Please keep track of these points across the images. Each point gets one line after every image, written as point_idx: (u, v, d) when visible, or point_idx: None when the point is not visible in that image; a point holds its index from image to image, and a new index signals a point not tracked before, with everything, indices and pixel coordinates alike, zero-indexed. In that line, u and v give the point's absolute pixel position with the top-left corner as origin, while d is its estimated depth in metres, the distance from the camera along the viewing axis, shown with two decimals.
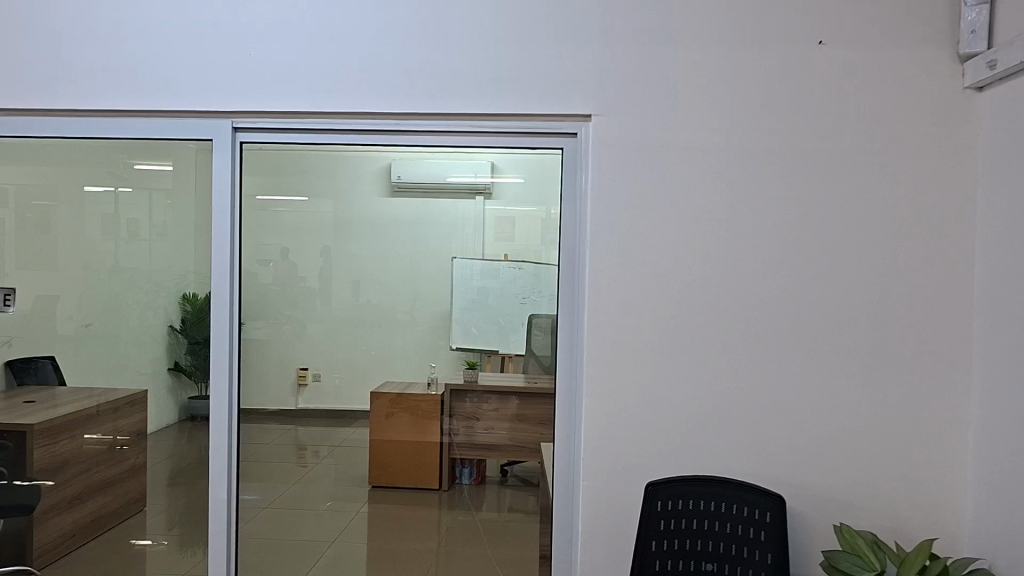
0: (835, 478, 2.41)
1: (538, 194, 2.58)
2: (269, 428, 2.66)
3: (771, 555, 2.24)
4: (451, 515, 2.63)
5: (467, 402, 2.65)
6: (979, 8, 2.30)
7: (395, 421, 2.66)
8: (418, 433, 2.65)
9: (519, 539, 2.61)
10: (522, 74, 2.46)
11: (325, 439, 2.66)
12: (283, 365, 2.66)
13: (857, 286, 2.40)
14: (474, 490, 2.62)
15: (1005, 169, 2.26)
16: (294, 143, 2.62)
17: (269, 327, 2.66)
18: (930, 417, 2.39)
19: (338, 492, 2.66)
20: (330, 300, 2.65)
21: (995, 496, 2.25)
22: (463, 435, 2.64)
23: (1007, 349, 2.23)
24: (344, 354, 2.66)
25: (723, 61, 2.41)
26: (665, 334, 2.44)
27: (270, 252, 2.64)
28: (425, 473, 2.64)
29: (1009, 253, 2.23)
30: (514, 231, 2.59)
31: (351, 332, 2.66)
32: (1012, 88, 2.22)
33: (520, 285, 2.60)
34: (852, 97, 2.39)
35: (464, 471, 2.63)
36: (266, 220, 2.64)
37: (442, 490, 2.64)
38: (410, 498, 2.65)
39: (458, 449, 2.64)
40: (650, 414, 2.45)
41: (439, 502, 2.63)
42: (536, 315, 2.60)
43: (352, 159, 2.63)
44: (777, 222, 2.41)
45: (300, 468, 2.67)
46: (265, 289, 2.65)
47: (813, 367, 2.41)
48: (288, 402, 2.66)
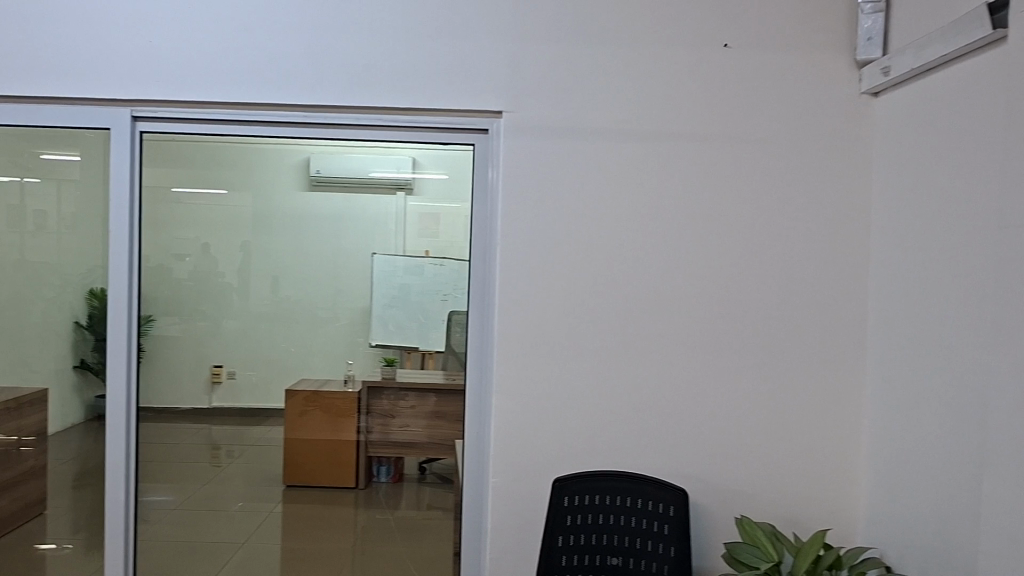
0: (741, 472, 2.47)
1: (458, 190, 2.56)
2: (181, 427, 2.59)
3: (673, 548, 2.25)
4: (367, 513, 2.61)
5: (384, 400, 2.61)
6: (876, 16, 2.36)
7: (308, 420, 2.60)
8: (333, 431, 2.60)
9: (435, 538, 2.60)
10: (432, 69, 2.45)
11: (238, 438, 2.60)
12: (196, 363, 2.59)
13: (762, 286, 2.46)
14: (391, 489, 2.60)
15: (898, 173, 2.34)
16: (205, 135, 2.54)
17: (183, 324, 2.58)
18: (830, 411, 2.47)
19: (249, 493, 2.61)
20: (248, 296, 2.59)
21: (886, 488, 2.35)
22: (378, 433, 2.61)
23: (899, 348, 2.31)
24: (259, 352, 2.59)
25: (633, 61, 2.44)
26: (575, 331, 2.46)
27: (187, 246, 2.56)
28: (341, 471, 2.60)
29: (901, 253, 2.31)
30: (439, 228, 2.56)
31: (268, 331, 2.59)
32: (905, 93, 2.30)
33: (443, 282, 2.56)
34: (757, 100, 2.45)
35: (382, 469, 2.60)
36: (180, 213, 2.56)
37: (359, 488, 2.60)
38: (325, 497, 2.61)
39: (374, 448, 2.60)
40: (559, 410, 2.47)
41: (356, 501, 2.60)
42: (456, 311, 2.57)
43: (269, 151, 2.56)
44: (685, 221, 2.45)
45: (212, 468, 2.60)
46: (181, 285, 2.57)
47: (718, 364, 2.46)
48: (203, 401, 2.59)
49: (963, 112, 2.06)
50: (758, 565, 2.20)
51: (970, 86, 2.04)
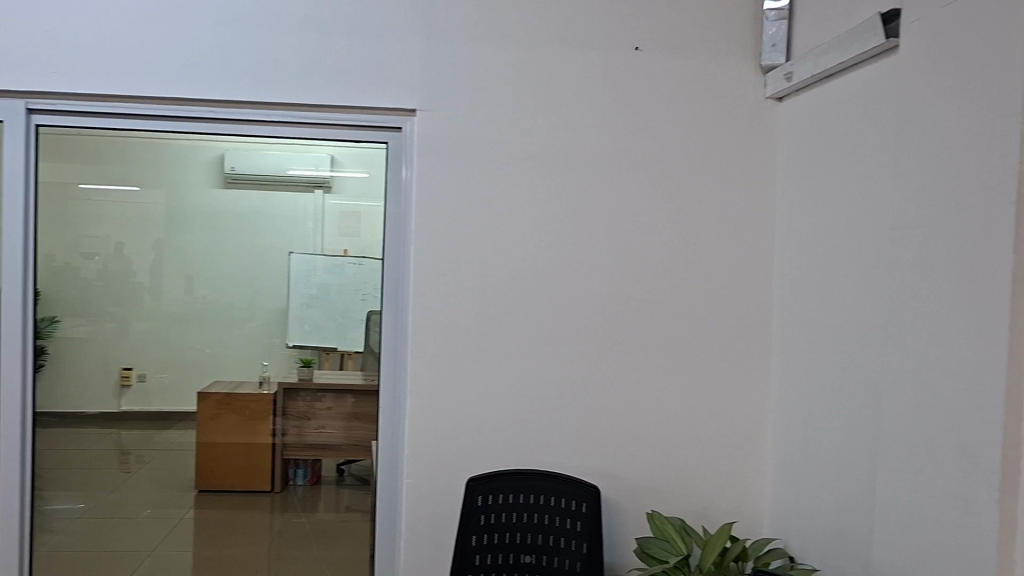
0: (651, 467, 2.51)
1: (378, 189, 2.53)
2: (87, 432, 2.48)
3: (586, 544, 2.28)
4: (283, 517, 2.56)
5: (300, 401, 2.56)
6: (779, 23, 2.44)
7: (221, 422, 2.54)
8: (246, 434, 2.54)
9: (352, 540, 2.57)
10: (343, 66, 2.42)
11: (148, 442, 2.51)
12: (104, 365, 2.49)
13: (672, 284, 2.51)
14: (309, 492, 2.55)
15: (800, 176, 2.42)
16: (112, 130, 2.46)
17: (91, 326, 2.48)
18: (737, 407, 2.54)
19: (158, 499, 2.53)
20: (160, 296, 2.50)
21: (790, 481, 2.42)
22: (294, 436, 2.56)
23: (802, 345, 2.39)
24: (171, 354, 2.51)
25: (547, 62, 2.45)
26: (488, 330, 2.46)
27: (97, 244, 2.47)
28: (256, 475, 2.55)
29: (803, 252, 2.39)
30: (360, 226, 2.53)
31: (180, 332, 2.51)
32: (807, 99, 2.38)
33: (363, 281, 2.53)
34: (666, 103, 2.50)
35: (299, 472, 2.55)
36: (88, 211, 2.46)
37: (275, 492, 2.55)
38: (237, 502, 2.55)
39: (290, 450, 2.55)
40: (473, 409, 2.47)
41: (271, 504, 2.55)
42: (374, 311, 2.53)
43: (182, 146, 2.49)
44: (598, 222, 2.48)
45: (122, 474, 2.51)
46: (89, 285, 2.47)
47: (629, 361, 2.50)
48: (110, 405, 2.49)
49: (861, 117, 2.14)
50: (667, 559, 2.25)
51: (866, 93, 2.12)
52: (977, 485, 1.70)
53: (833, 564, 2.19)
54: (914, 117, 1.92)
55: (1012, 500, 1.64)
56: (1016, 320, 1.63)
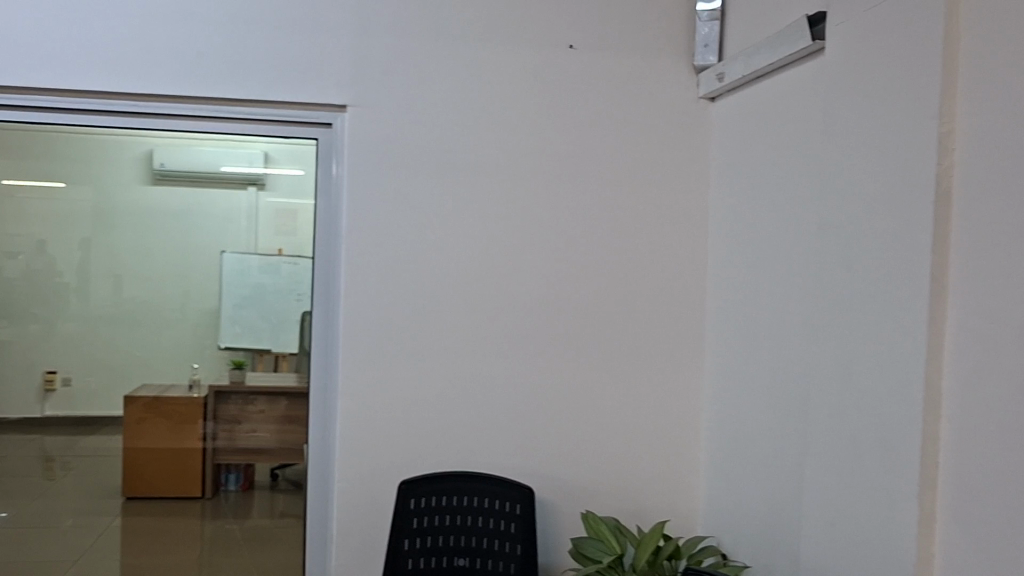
0: (585, 467, 2.50)
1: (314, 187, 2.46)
2: (9, 438, 2.38)
3: (520, 546, 2.25)
4: (214, 524, 2.48)
5: (232, 405, 2.48)
6: (711, 24, 2.46)
7: (148, 427, 2.44)
8: (175, 438, 2.45)
9: (287, 547, 2.50)
10: (271, 60, 2.35)
11: (72, 448, 2.41)
12: (26, 368, 2.37)
13: (606, 283, 2.50)
14: (241, 497, 2.48)
15: (731, 176, 2.44)
16: (32, 123, 2.35)
17: (13, 328, 2.37)
18: (671, 405, 2.55)
19: (82, 507, 2.43)
20: (87, 296, 2.39)
21: (722, 479, 2.44)
22: (225, 440, 2.48)
23: (733, 344, 2.41)
24: (97, 357, 2.40)
25: (481, 58, 2.43)
26: (421, 330, 2.42)
27: (21, 242, 2.36)
28: (186, 481, 2.46)
29: (735, 252, 2.41)
30: (297, 224, 2.46)
31: (106, 334, 2.41)
32: (738, 99, 2.40)
33: (299, 281, 2.47)
34: (600, 102, 2.49)
35: (231, 477, 2.48)
36: (8, 208, 2.36)
37: (205, 498, 2.47)
38: (165, 509, 2.45)
39: (222, 455, 2.48)
40: (406, 411, 2.42)
41: (202, 511, 2.47)
42: (309, 312, 2.47)
43: (108, 141, 2.39)
44: (533, 221, 2.46)
45: (45, 481, 2.41)
46: (11, 285, 2.37)
47: (564, 361, 2.49)
48: (33, 411, 2.38)
49: (788, 118, 2.17)
50: (601, 559, 2.25)
51: (795, 93, 2.15)
52: (899, 480, 1.73)
53: (764, 560, 2.22)
54: (841, 119, 1.95)
55: (932, 495, 1.68)
56: (935, 318, 1.67)
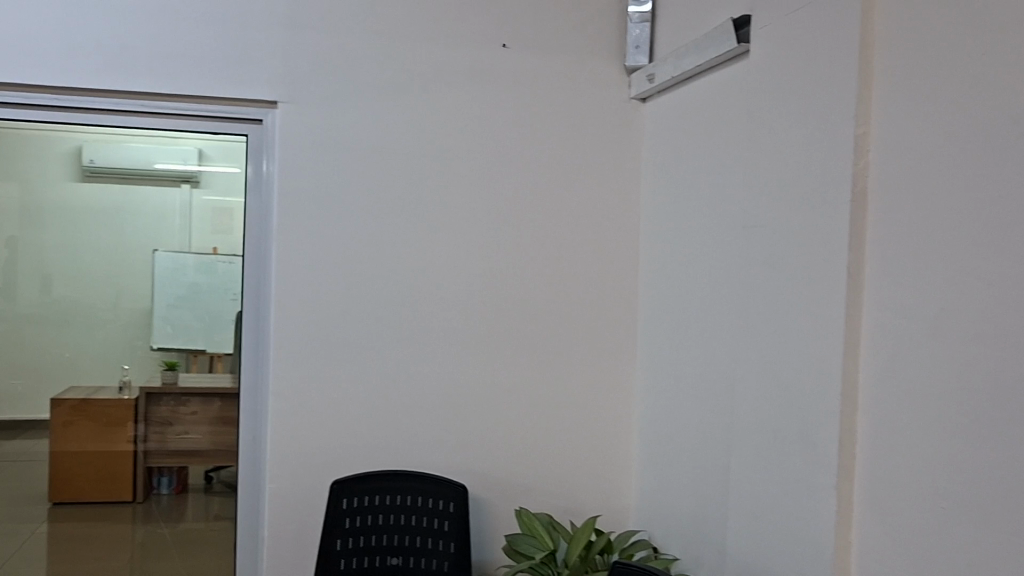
0: (519, 463, 2.52)
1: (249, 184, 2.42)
2: None
3: (453, 544, 2.27)
4: (146, 528, 2.42)
5: (163, 407, 2.42)
6: (643, 25, 2.50)
7: (76, 430, 2.37)
8: (105, 441, 2.39)
9: (221, 549, 2.46)
10: (199, 54, 2.31)
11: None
12: None
13: (540, 281, 2.52)
14: (174, 500, 2.42)
15: (661, 176, 2.48)
16: None
17: None
18: (604, 401, 2.58)
19: (5, 514, 2.35)
20: (12, 296, 2.32)
21: (653, 474, 2.49)
22: (158, 443, 2.42)
23: (663, 340, 2.45)
24: (22, 358, 2.34)
25: (414, 56, 2.42)
26: (354, 328, 2.41)
27: None
28: (117, 485, 2.39)
29: (665, 250, 2.45)
30: (234, 223, 2.42)
31: (32, 335, 2.34)
32: (668, 100, 2.44)
33: (235, 281, 2.43)
34: (534, 102, 2.51)
35: (163, 481, 2.42)
36: None
37: (137, 502, 2.41)
38: (94, 513, 2.39)
39: (154, 458, 2.42)
40: (339, 410, 2.41)
41: (133, 515, 2.41)
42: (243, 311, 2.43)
43: (34, 137, 2.32)
44: (467, 220, 2.47)
45: None
46: None
47: (498, 358, 2.50)
48: None
49: (715, 120, 2.22)
50: (534, 554, 2.26)
51: (721, 94, 2.20)
52: (819, 471, 1.78)
53: (693, 553, 2.26)
54: (765, 120, 2.00)
55: (848, 485, 1.74)
56: (852, 313, 1.73)
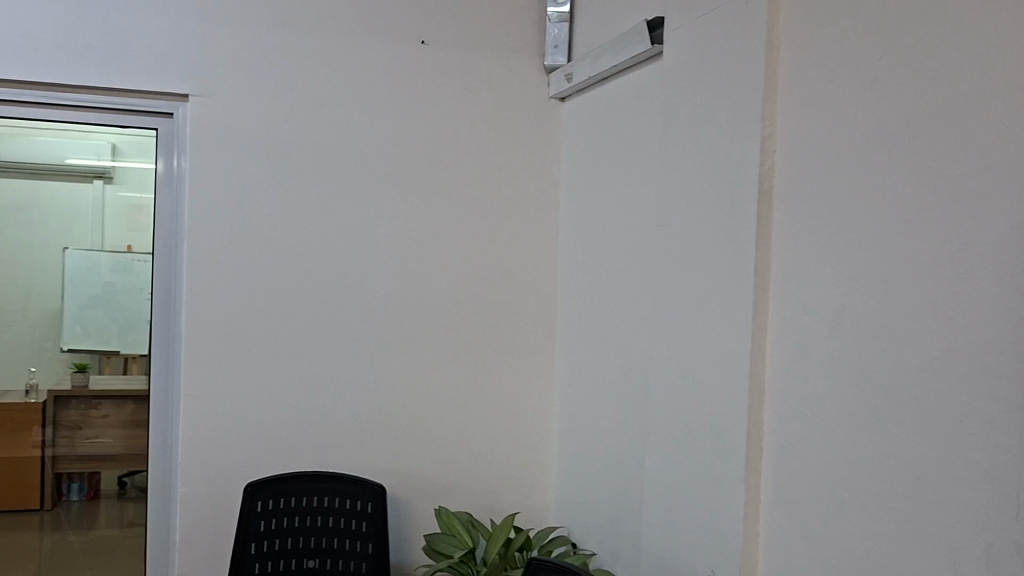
0: (440, 462, 2.51)
1: (164, 179, 2.34)
2: None
3: (372, 545, 2.25)
4: (55, 537, 2.32)
5: (73, 410, 2.33)
6: (561, 25, 2.52)
7: None
8: (10, 447, 2.27)
9: (135, 557, 2.37)
10: (106, 45, 2.23)
11: None
12: None
13: (460, 279, 2.52)
14: (85, 507, 2.33)
15: (579, 175, 2.51)
16: None
17: None
18: (524, 399, 2.59)
19: None
20: None
21: (571, 471, 2.51)
22: (66, 447, 2.32)
23: (581, 338, 2.48)
24: None
25: (331, 52, 2.39)
26: (270, 327, 2.37)
27: None
28: (23, 492, 2.29)
29: (582, 249, 2.48)
30: (148, 221, 2.35)
31: None
32: (586, 100, 2.47)
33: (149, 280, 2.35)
34: (453, 100, 2.50)
35: (74, 487, 2.32)
36: None
37: (44, 510, 2.30)
38: None
39: (62, 463, 2.32)
40: (255, 412, 2.36)
41: (40, 523, 2.31)
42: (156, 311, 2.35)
43: None
44: (385, 218, 2.45)
45: None
46: None
47: (417, 357, 2.49)
48: None
49: (631, 120, 2.25)
50: (452, 553, 2.25)
51: (636, 95, 2.23)
52: (728, 464, 1.83)
53: (609, 548, 2.29)
54: (677, 121, 2.04)
55: (756, 477, 1.78)
56: (759, 310, 1.77)
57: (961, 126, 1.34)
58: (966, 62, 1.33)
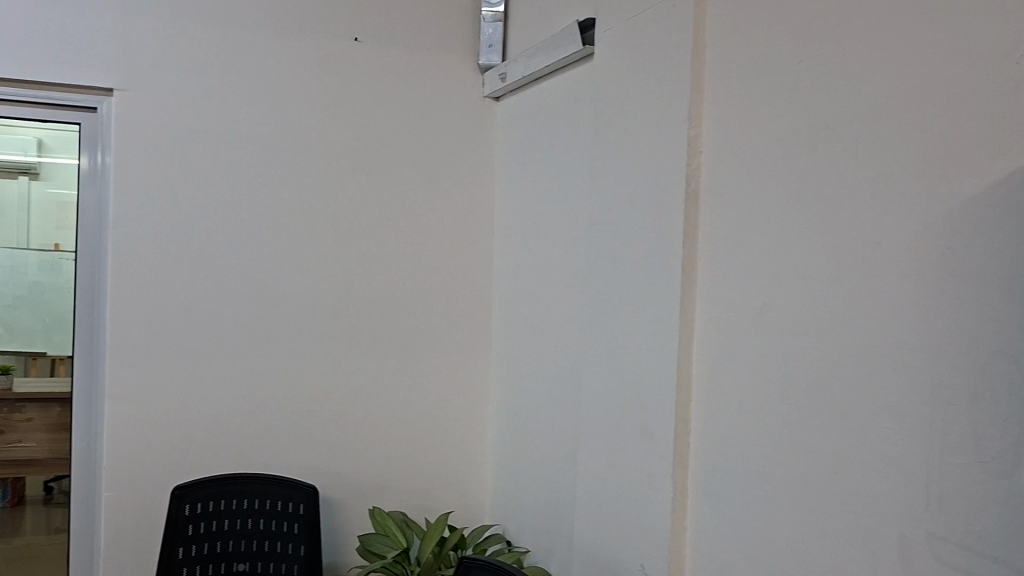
0: (374, 462, 2.50)
1: (91, 175, 2.28)
2: None
3: (304, 546, 2.22)
4: None
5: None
6: (495, 25, 2.52)
7: None
8: None
9: (61, 564, 2.30)
10: (25, 36, 2.16)
11: None
12: None
13: (394, 278, 2.51)
14: (8, 514, 2.24)
15: (513, 175, 2.52)
16: None
17: None
18: (459, 397, 2.59)
19: None
20: None
21: (506, 469, 2.53)
22: None
23: (515, 337, 2.49)
24: None
25: (262, 48, 2.36)
26: (199, 326, 2.32)
27: None
28: None
29: (516, 247, 2.50)
30: (75, 218, 2.28)
31: None
32: (520, 99, 2.48)
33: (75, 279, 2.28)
34: (387, 97, 2.49)
35: None
36: None
37: None
38: None
39: None
40: (184, 413, 2.31)
41: None
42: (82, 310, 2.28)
43: None
44: (318, 216, 2.43)
45: None
46: None
47: (351, 356, 2.47)
48: None
49: (563, 120, 2.27)
50: (385, 553, 2.24)
51: (568, 95, 2.25)
52: (657, 460, 1.85)
53: (543, 545, 2.31)
54: (608, 121, 2.06)
55: (683, 472, 1.81)
56: (685, 308, 1.80)
57: (876, 129, 1.38)
58: (882, 68, 1.37)
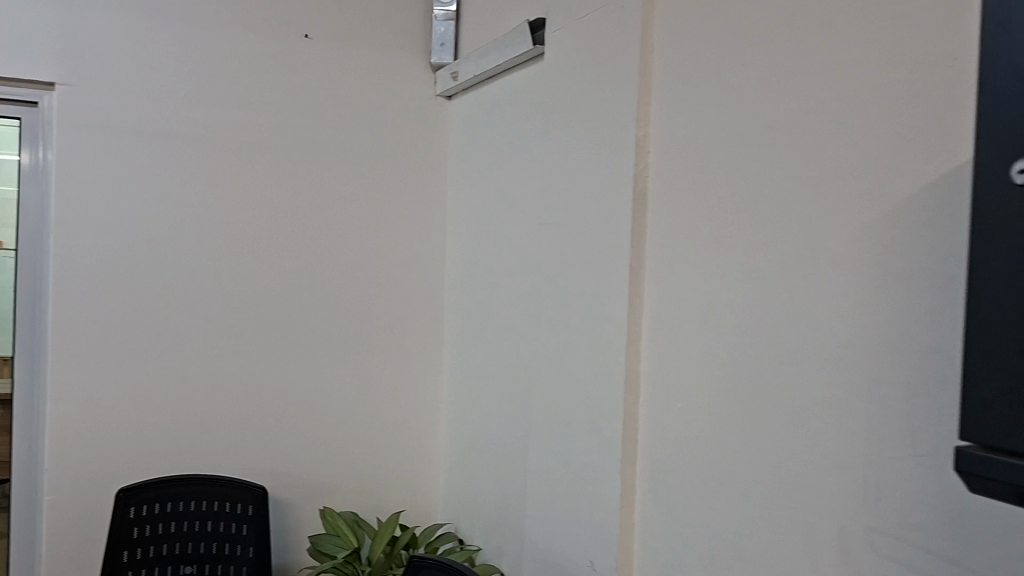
0: (326, 462, 2.50)
1: (33, 172, 2.22)
2: None
3: (253, 548, 2.20)
4: None
5: None
6: (447, 23, 2.54)
7: None
8: None
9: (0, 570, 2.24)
10: None
11: None
12: None
13: (346, 277, 2.51)
14: None
15: (465, 174, 2.54)
16: None
17: None
18: (411, 395, 2.61)
19: None
20: None
21: (457, 466, 2.56)
22: None
23: (467, 335, 2.51)
24: None
25: (210, 43, 2.32)
26: (145, 326, 2.28)
27: None
28: None
29: (467, 246, 2.53)
30: (16, 215, 2.22)
31: None
32: (472, 98, 2.49)
33: (15, 278, 2.22)
34: (339, 95, 2.48)
35: None
36: None
37: None
38: None
39: None
40: (129, 414, 2.27)
41: None
42: (23, 310, 2.22)
43: None
44: (268, 214, 2.41)
45: None
46: None
47: (302, 355, 2.46)
48: None
49: (513, 120, 2.29)
50: (337, 554, 2.23)
51: (519, 95, 2.27)
52: (605, 457, 1.87)
53: (495, 543, 2.32)
54: (558, 121, 2.08)
55: (631, 469, 1.83)
56: (634, 307, 1.82)
57: (817, 132, 1.41)
58: (821, 72, 1.40)
